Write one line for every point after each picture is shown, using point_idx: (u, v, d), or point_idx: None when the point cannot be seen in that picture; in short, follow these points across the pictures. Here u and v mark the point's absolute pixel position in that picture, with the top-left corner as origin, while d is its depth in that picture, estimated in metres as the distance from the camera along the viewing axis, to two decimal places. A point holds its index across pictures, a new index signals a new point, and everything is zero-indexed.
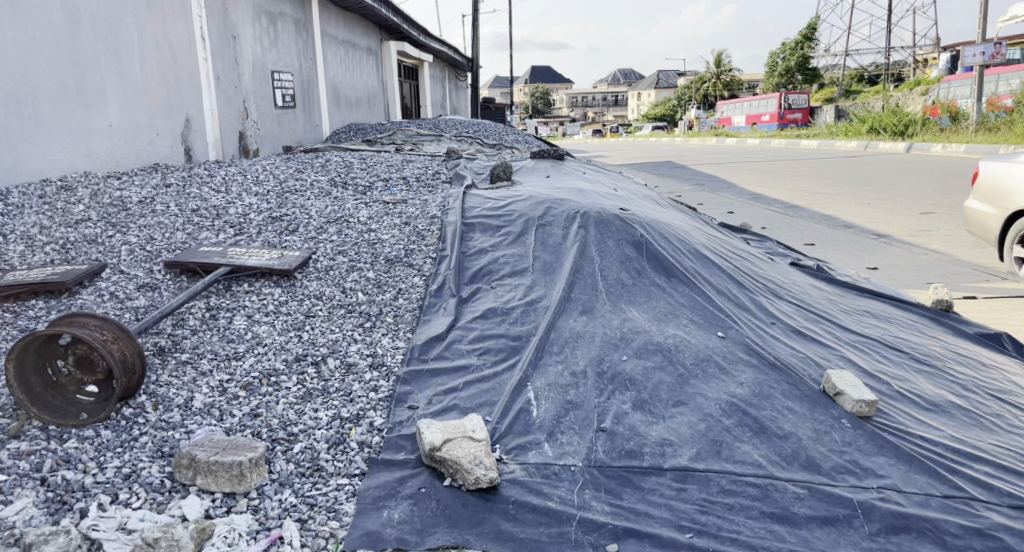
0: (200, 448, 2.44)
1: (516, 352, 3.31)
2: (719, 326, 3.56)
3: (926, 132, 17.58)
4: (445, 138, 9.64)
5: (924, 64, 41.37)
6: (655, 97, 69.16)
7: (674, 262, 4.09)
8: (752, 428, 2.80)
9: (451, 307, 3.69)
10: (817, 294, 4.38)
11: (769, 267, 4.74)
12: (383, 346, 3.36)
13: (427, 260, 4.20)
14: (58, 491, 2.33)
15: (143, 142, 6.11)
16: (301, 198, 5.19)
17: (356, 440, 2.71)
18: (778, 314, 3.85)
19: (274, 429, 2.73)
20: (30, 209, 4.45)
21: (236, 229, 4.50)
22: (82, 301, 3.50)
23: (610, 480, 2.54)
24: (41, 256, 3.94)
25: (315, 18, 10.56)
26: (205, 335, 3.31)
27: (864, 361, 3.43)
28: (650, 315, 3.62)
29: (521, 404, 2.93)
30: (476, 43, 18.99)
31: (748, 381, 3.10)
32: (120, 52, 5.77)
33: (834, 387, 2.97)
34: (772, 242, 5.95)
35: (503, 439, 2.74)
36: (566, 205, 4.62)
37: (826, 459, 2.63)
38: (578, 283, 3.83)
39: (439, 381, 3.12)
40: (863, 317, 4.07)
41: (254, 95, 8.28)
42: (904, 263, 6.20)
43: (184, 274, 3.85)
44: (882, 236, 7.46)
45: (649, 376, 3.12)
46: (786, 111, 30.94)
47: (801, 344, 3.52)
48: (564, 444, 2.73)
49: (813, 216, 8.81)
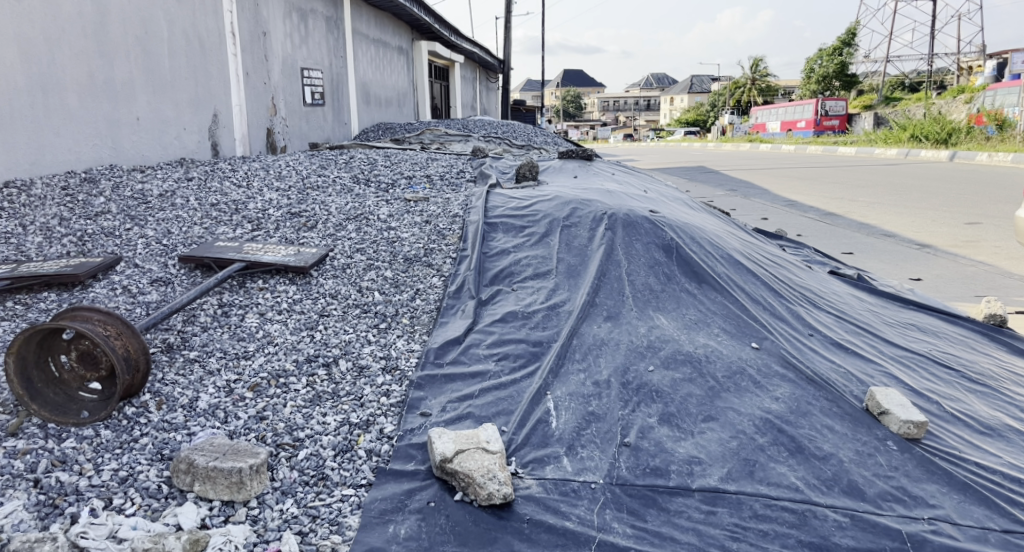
0: (199, 452, 2.32)
1: (536, 358, 3.14)
2: (753, 336, 3.35)
3: (970, 141, 17.02)
4: (472, 138, 9.50)
5: (967, 72, 40.19)
6: (688, 101, 68.38)
7: (706, 267, 3.89)
8: (788, 447, 2.59)
9: (470, 309, 3.53)
10: (859, 305, 4.13)
11: (807, 275, 4.51)
12: (397, 348, 3.22)
13: (447, 260, 4.05)
14: (50, 494, 2.23)
15: (169, 136, 6.08)
16: (322, 194, 5.10)
17: (364, 448, 2.57)
18: (816, 325, 3.62)
19: (279, 433, 2.60)
20: (52, 201, 4.42)
21: (254, 224, 4.41)
22: (94, 294, 3.43)
23: (633, 500, 2.36)
24: (58, 248, 3.89)
25: (348, 17, 10.56)
26: (215, 332, 3.21)
27: (911, 377, 3.19)
28: (679, 323, 3.43)
29: (540, 414, 2.76)
30: (508, 46, 18.88)
31: (784, 396, 2.89)
32: (149, 45, 5.74)
33: (878, 405, 2.74)
34: (810, 249, 5.69)
35: (519, 451, 2.57)
36: (593, 206, 4.45)
37: (870, 484, 2.41)
38: (604, 287, 3.65)
39: (454, 387, 2.96)
40: (909, 331, 3.81)
41: (283, 91, 8.25)
42: (949, 274, 5.88)
43: (199, 269, 3.77)
44: (925, 246, 7.12)
45: (677, 389, 2.93)
46: (823, 118, 30.26)
47: (841, 358, 3.29)
48: (584, 459, 2.55)
49: (851, 224, 8.47)
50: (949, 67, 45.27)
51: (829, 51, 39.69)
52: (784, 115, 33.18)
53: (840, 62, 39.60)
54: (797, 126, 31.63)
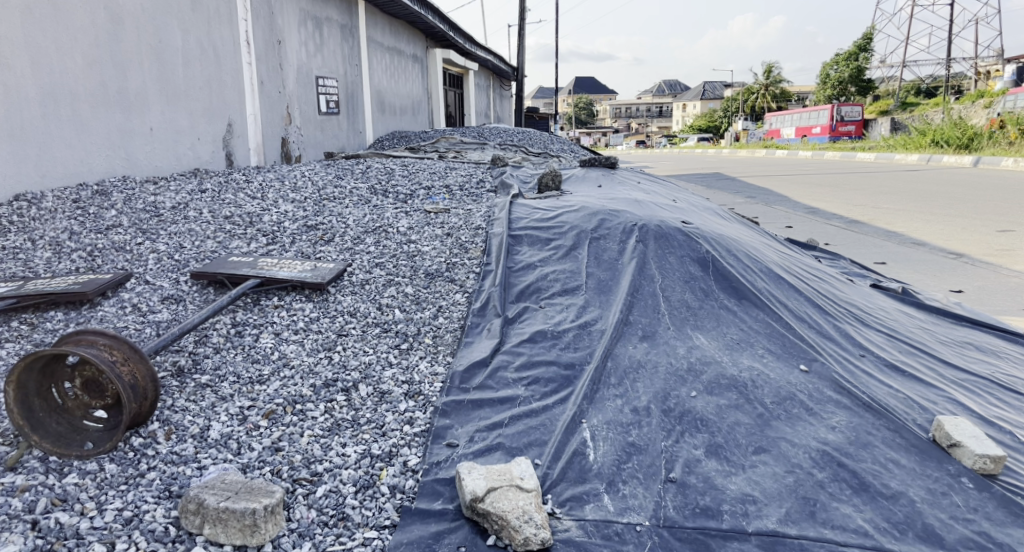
0: (209, 490, 2.13)
1: (569, 383, 2.93)
2: (801, 357, 3.13)
3: (994, 146, 16.65)
4: (489, 147, 9.33)
5: (987, 76, 39.57)
6: (700, 108, 67.93)
7: (746, 282, 3.67)
8: (851, 485, 2.39)
9: (496, 328, 3.32)
10: (909, 321, 3.90)
11: (850, 290, 4.28)
12: (420, 371, 3.01)
13: (470, 275, 3.85)
14: (49, 538, 2.05)
15: (183, 146, 5.95)
16: (338, 206, 4.93)
17: (387, 484, 2.36)
18: (867, 344, 3.40)
19: (296, 467, 2.40)
20: (63, 215, 4.28)
21: (269, 237, 4.24)
22: (102, 313, 3.27)
23: (683, 545, 2.16)
24: (66, 263, 3.74)
25: (362, 26, 10.45)
26: (228, 354, 3.03)
27: (977, 404, 2.97)
28: (720, 343, 3.21)
29: (575, 445, 2.55)
30: (522, 54, 18.76)
31: (842, 426, 2.69)
32: (162, 54, 5.63)
33: (948, 437, 2.56)
34: (847, 260, 5.45)
35: (555, 488, 2.36)
36: (622, 217, 4.25)
37: (948, 529, 2.23)
38: (638, 304, 3.44)
39: (481, 414, 2.75)
40: (967, 351, 3.57)
41: (298, 100, 8.11)
42: (993, 285, 5.63)
43: (212, 286, 3.60)
44: (959, 255, 6.86)
45: (723, 417, 2.71)
46: (839, 123, 29.78)
47: (899, 382, 3.07)
48: (627, 497, 2.34)
49: (879, 232, 8.20)
50: (966, 72, 44.61)
51: (845, 56, 39.25)
52: (799, 121, 32.82)
53: (856, 68, 39.13)
54: (812, 131, 31.20)
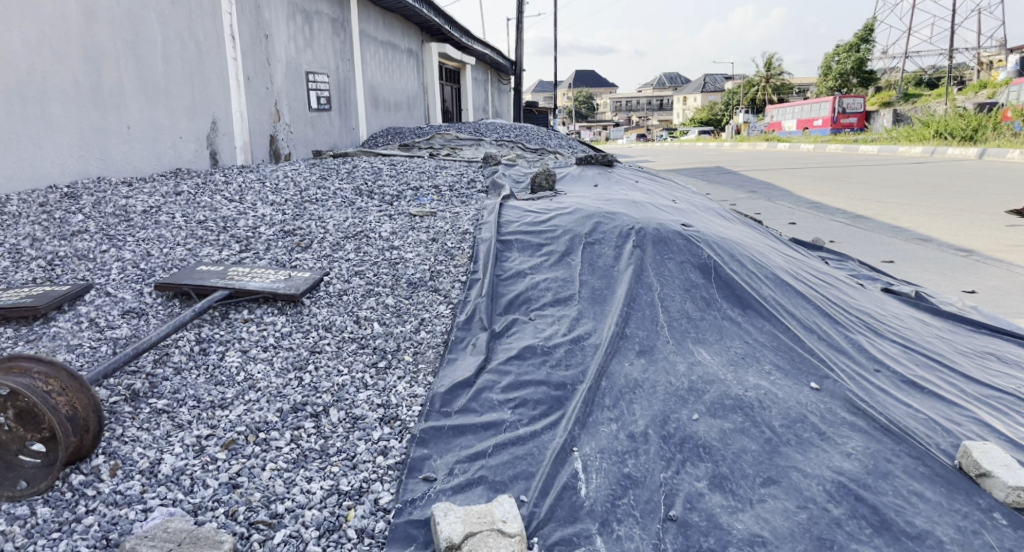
0: (148, 543, 1.89)
1: (559, 405, 2.69)
2: (812, 374, 2.88)
3: (999, 136, 16.12)
4: (484, 144, 9.07)
5: (991, 66, 39.05)
6: (701, 101, 67.43)
7: (751, 290, 3.42)
8: (871, 523, 2.15)
9: (482, 343, 3.07)
10: (926, 330, 3.65)
11: (861, 296, 4.02)
12: (397, 393, 2.76)
13: (455, 284, 3.60)
14: None
15: (164, 145, 5.70)
16: (320, 209, 4.68)
17: (354, 527, 2.12)
18: (882, 358, 3.15)
19: (254, 508, 2.17)
20: (26, 219, 4.03)
21: (243, 244, 3.99)
22: (56, 330, 3.02)
23: None
24: (23, 273, 3.50)
25: (354, 19, 10.14)
26: (189, 376, 2.78)
27: (1006, 426, 2.71)
28: (723, 358, 2.96)
29: (565, 478, 2.30)
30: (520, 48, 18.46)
31: (859, 452, 2.44)
32: (140, 49, 5.36)
33: (977, 465, 2.31)
34: (856, 262, 5.20)
35: (542, 530, 2.12)
36: (618, 220, 4.00)
37: None
38: (634, 316, 3.19)
39: (463, 442, 2.51)
40: (989, 364, 3.32)
41: (286, 96, 7.85)
42: (1005, 285, 5.37)
43: (178, 298, 3.35)
44: (969, 252, 6.58)
45: (728, 443, 2.47)
46: (840, 115, 29.42)
47: (918, 400, 2.82)
48: (622, 540, 2.11)
49: (884, 228, 7.92)
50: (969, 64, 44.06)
51: (845, 48, 38.85)
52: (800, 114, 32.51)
53: (857, 59, 38.74)
54: (813, 124, 30.87)
